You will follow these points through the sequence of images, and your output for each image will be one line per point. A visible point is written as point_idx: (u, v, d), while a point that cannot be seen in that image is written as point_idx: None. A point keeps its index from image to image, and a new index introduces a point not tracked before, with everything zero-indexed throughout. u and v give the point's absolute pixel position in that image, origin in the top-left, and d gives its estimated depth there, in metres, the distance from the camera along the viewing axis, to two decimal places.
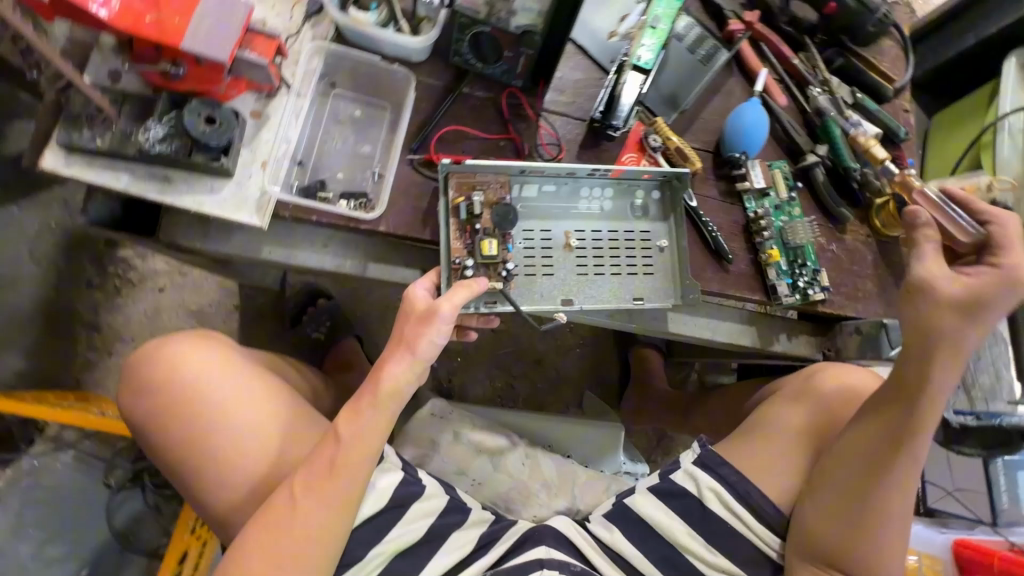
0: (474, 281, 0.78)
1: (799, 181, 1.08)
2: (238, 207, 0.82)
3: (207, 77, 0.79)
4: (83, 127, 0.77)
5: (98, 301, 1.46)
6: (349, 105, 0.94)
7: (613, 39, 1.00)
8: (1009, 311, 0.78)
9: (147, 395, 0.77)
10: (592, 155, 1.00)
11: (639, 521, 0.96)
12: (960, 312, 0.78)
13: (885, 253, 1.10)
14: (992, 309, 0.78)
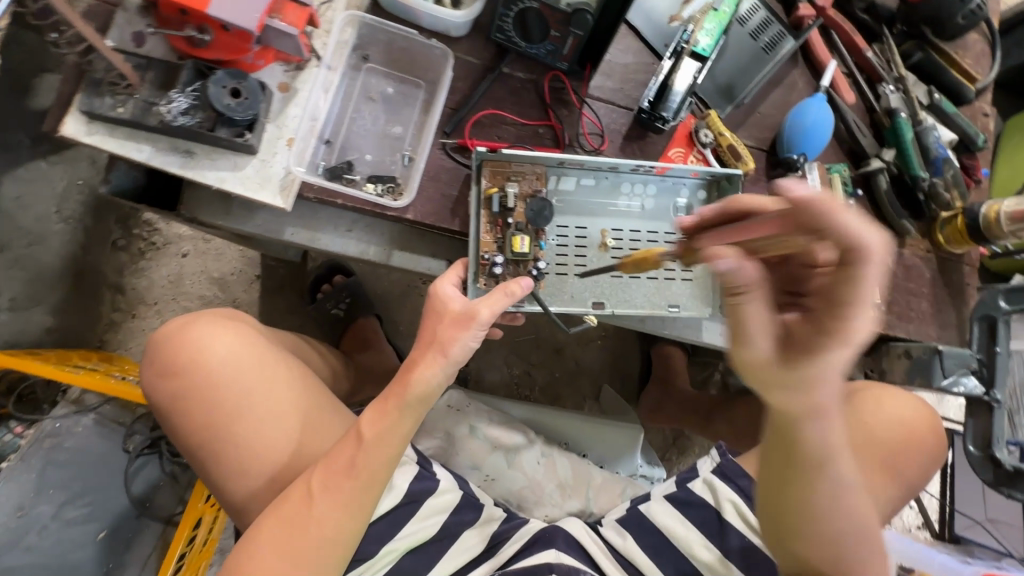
0: (516, 286, 0.73)
1: (858, 188, 1.00)
2: (261, 185, 0.78)
3: (235, 45, 0.74)
4: (105, 94, 0.73)
5: (124, 263, 1.48)
6: (381, 81, 0.88)
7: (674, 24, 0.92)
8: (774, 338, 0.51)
9: (166, 376, 0.73)
10: (638, 147, 0.93)
11: (655, 533, 0.93)
12: (791, 362, 0.52)
13: (945, 271, 1.02)
14: (773, 337, 0.51)
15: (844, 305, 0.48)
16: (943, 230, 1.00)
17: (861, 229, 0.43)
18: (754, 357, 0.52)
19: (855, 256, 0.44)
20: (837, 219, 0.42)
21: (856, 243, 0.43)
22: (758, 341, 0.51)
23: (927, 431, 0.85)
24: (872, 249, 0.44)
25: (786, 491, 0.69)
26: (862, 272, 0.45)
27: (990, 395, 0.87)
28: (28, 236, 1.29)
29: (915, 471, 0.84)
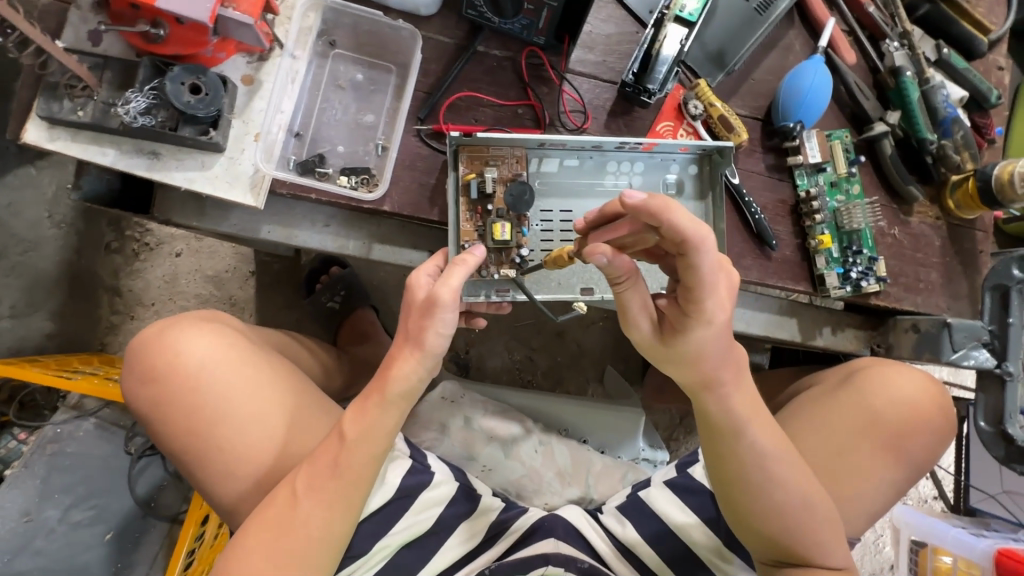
0: (473, 254, 0.68)
1: (862, 154, 0.94)
2: (230, 183, 0.76)
3: (191, 38, 0.71)
4: (63, 97, 0.71)
5: (119, 265, 1.48)
6: (349, 68, 0.83)
7: None
8: (644, 312, 0.60)
9: (142, 383, 0.71)
10: (623, 123, 0.89)
11: (656, 518, 0.91)
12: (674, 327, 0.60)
13: (956, 238, 0.96)
14: (646, 312, 0.60)
15: (694, 290, 0.56)
16: (953, 195, 0.95)
17: (687, 224, 0.50)
18: (639, 335, 0.62)
19: (691, 248, 0.52)
20: (667, 218, 0.50)
21: (685, 237, 0.51)
22: (640, 320, 0.61)
23: (933, 407, 0.81)
24: (698, 239, 0.51)
25: (734, 474, 0.65)
26: (697, 258, 0.52)
27: (1003, 367, 0.82)
28: (23, 243, 1.33)
29: (920, 450, 0.80)
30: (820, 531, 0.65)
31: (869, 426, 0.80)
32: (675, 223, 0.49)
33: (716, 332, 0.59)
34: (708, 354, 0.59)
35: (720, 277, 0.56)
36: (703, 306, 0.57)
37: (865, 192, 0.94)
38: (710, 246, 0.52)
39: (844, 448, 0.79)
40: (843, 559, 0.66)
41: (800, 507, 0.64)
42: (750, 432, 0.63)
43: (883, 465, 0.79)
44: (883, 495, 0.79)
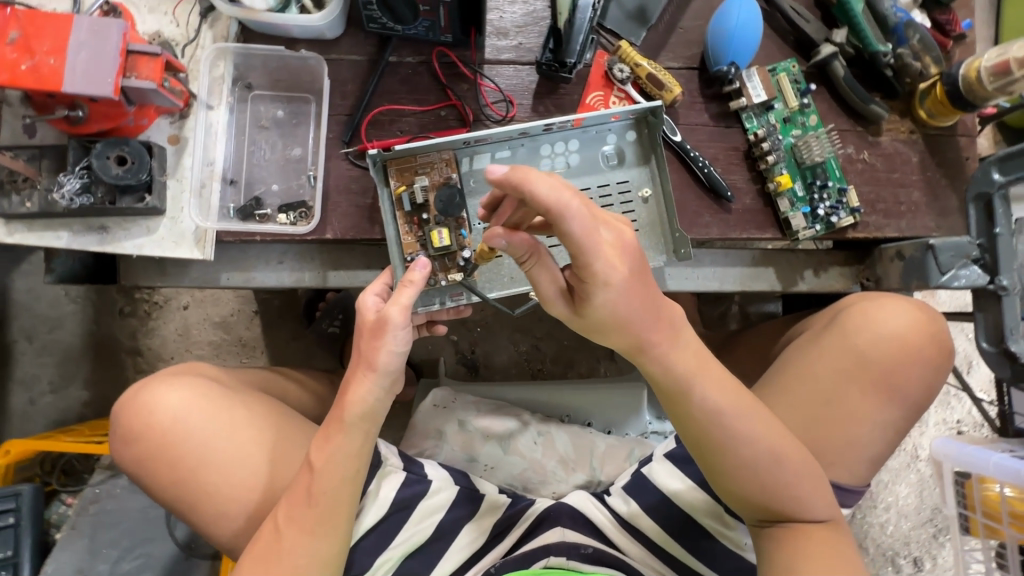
0: (415, 273, 0.69)
1: (813, 82, 0.88)
2: (177, 242, 0.79)
3: (111, 111, 0.73)
4: (10, 193, 0.75)
5: (133, 327, 1.51)
6: (269, 106, 0.86)
7: None
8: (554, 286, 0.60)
9: (128, 442, 0.76)
10: (551, 103, 0.86)
11: (657, 493, 0.91)
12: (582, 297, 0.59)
13: (935, 150, 0.89)
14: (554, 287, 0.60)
15: (579, 256, 0.54)
16: (923, 103, 0.87)
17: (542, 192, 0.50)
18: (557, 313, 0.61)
19: (555, 216, 0.51)
20: (531, 190, 0.50)
21: (547, 207, 0.50)
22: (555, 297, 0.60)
23: (924, 337, 0.76)
24: (563, 205, 0.51)
25: (696, 437, 0.64)
26: (567, 225, 0.51)
27: (995, 282, 0.76)
28: (48, 321, 1.49)
29: (915, 385, 0.75)
30: (794, 484, 0.63)
31: (856, 367, 0.76)
32: (533, 191, 0.49)
33: (620, 294, 0.56)
34: (633, 324, 0.58)
35: (603, 236, 0.54)
36: (601, 273, 0.55)
37: (824, 121, 0.89)
38: (576, 209, 0.51)
39: (831, 395, 0.76)
40: (826, 509, 0.65)
41: (768, 460, 0.63)
42: (702, 394, 0.62)
43: (877, 407, 0.75)
44: (882, 438, 0.75)
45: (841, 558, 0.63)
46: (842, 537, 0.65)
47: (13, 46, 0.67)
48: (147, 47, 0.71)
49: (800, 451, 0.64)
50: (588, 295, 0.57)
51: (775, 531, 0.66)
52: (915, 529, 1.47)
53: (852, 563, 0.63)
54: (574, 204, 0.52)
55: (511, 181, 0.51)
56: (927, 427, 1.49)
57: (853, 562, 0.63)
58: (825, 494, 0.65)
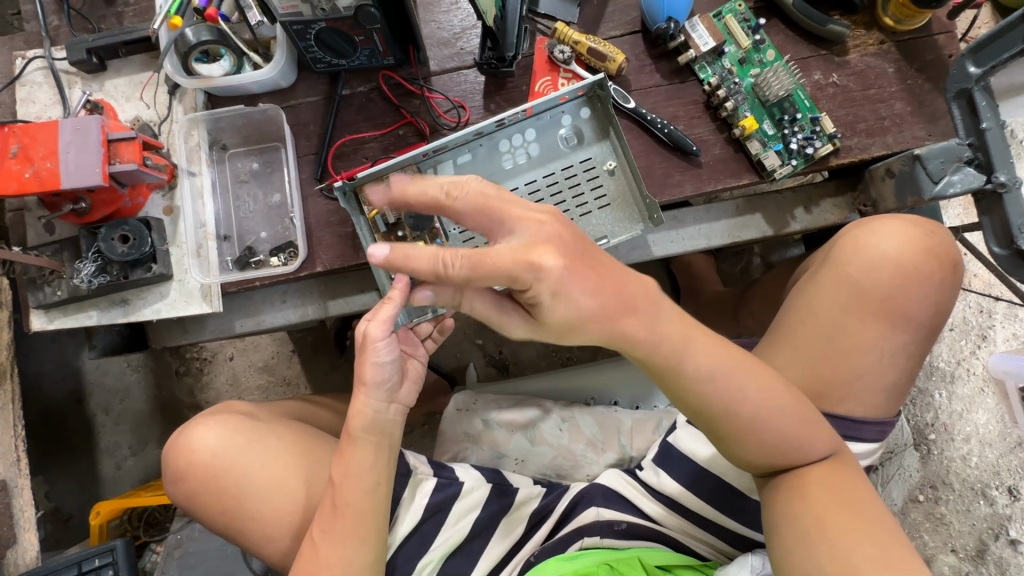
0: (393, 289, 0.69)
1: (763, 17, 0.85)
2: (187, 300, 0.87)
3: (108, 197, 0.82)
4: (43, 286, 0.85)
5: (190, 384, 1.53)
6: (244, 161, 0.93)
7: None
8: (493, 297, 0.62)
9: (180, 482, 0.84)
10: (501, 99, 0.88)
11: (683, 459, 0.90)
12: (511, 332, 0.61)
13: (909, 55, 0.84)
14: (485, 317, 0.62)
15: (507, 278, 0.55)
16: (888, 10, 0.83)
17: (422, 262, 0.55)
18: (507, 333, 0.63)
19: (443, 269, 0.55)
20: (412, 269, 0.55)
21: (429, 271, 0.55)
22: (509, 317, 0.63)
23: (921, 255, 0.73)
24: (438, 264, 0.55)
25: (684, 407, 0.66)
26: (456, 278, 0.55)
27: (993, 180, 0.72)
28: (118, 393, 1.52)
29: (920, 306, 0.72)
30: (788, 434, 0.65)
31: (855, 298, 0.73)
32: (418, 270, 0.55)
33: (565, 286, 0.57)
34: (590, 309, 0.59)
35: (508, 250, 0.55)
36: (529, 282, 0.56)
37: (782, 53, 0.85)
38: (454, 254, 0.55)
39: (833, 330, 0.74)
40: (827, 446, 0.68)
41: (760, 417, 0.65)
42: (674, 369, 0.64)
43: (882, 335, 0.72)
44: (893, 365, 0.73)
45: (845, 490, 0.65)
46: (849, 473, 0.67)
47: (16, 158, 0.77)
48: (124, 134, 0.79)
49: (790, 402, 0.66)
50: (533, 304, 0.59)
51: (777, 482, 0.68)
52: (1004, 456, 1.34)
53: (859, 494, 0.65)
54: (450, 257, 0.55)
55: (394, 262, 0.55)
56: (995, 346, 1.37)
57: (864, 490, 0.66)
58: (822, 433, 0.67)
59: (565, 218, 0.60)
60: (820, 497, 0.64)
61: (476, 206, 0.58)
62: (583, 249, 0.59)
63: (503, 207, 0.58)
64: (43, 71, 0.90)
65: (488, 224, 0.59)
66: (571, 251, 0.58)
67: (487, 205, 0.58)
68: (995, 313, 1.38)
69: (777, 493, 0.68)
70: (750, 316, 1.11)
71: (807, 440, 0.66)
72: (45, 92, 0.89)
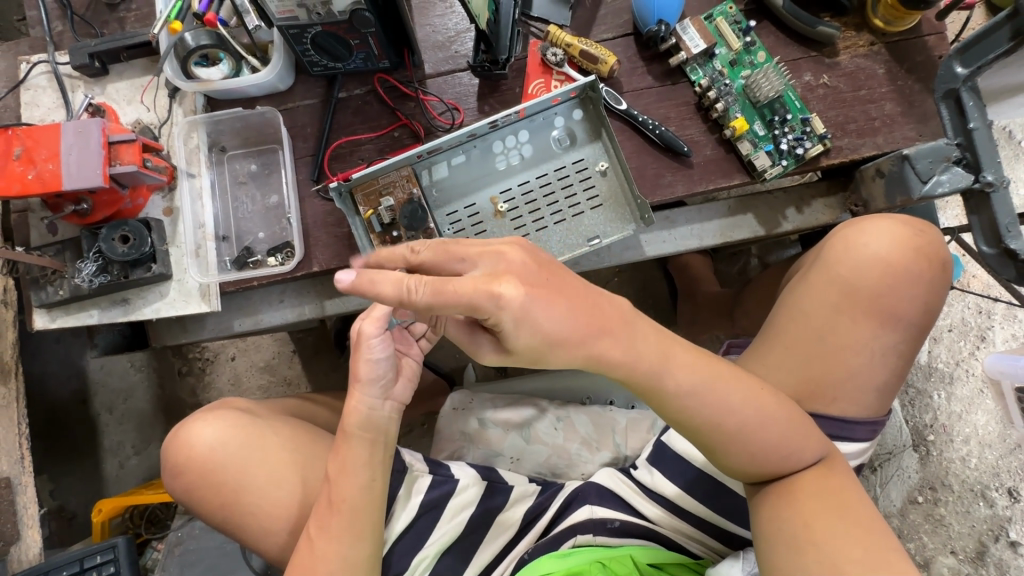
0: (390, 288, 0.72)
1: (754, 19, 0.86)
2: (186, 299, 0.88)
3: (109, 199, 0.84)
4: (46, 285, 0.86)
5: (192, 384, 1.55)
6: (243, 162, 0.94)
7: None
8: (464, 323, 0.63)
9: (179, 478, 0.85)
10: (495, 101, 0.89)
11: (677, 457, 0.90)
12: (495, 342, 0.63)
13: (900, 56, 0.85)
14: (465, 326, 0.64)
15: (470, 307, 0.55)
16: (878, 12, 0.83)
17: (386, 288, 0.54)
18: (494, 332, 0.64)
19: (408, 298, 0.54)
20: (376, 293, 0.54)
21: (395, 299, 0.54)
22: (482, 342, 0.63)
23: (910, 254, 0.73)
24: (403, 286, 0.54)
25: (670, 407, 0.66)
26: (420, 303, 0.54)
27: (981, 180, 0.72)
28: (121, 392, 1.54)
29: (910, 305, 0.73)
30: (774, 437, 0.66)
31: (846, 298, 0.74)
32: (385, 296, 0.54)
33: (530, 314, 0.56)
34: (560, 333, 0.58)
35: (468, 282, 0.55)
36: (491, 310, 0.55)
37: (773, 55, 0.86)
38: (419, 281, 0.54)
39: (824, 329, 0.74)
40: (814, 449, 0.68)
41: (745, 419, 0.65)
42: (659, 374, 0.64)
43: (873, 334, 0.73)
44: (883, 364, 0.73)
45: (833, 492, 0.66)
46: (838, 474, 0.68)
47: (19, 160, 0.78)
48: (124, 136, 0.81)
49: (774, 404, 0.67)
50: (499, 332, 0.58)
51: (767, 484, 0.69)
52: (1003, 458, 1.34)
53: (847, 496, 0.66)
54: (415, 281, 0.55)
55: (360, 288, 0.54)
56: (994, 346, 1.37)
57: (852, 492, 0.67)
58: (810, 434, 0.68)
59: (527, 245, 0.60)
60: (806, 501, 0.65)
61: (438, 251, 0.58)
62: (546, 276, 0.59)
63: (465, 247, 0.59)
64: (48, 75, 0.92)
65: (451, 262, 0.59)
66: (535, 277, 0.58)
67: (448, 247, 0.59)
68: (994, 314, 1.38)
69: (764, 500, 0.69)
70: (746, 317, 1.12)
71: (796, 443, 0.67)
72: (49, 95, 0.91)
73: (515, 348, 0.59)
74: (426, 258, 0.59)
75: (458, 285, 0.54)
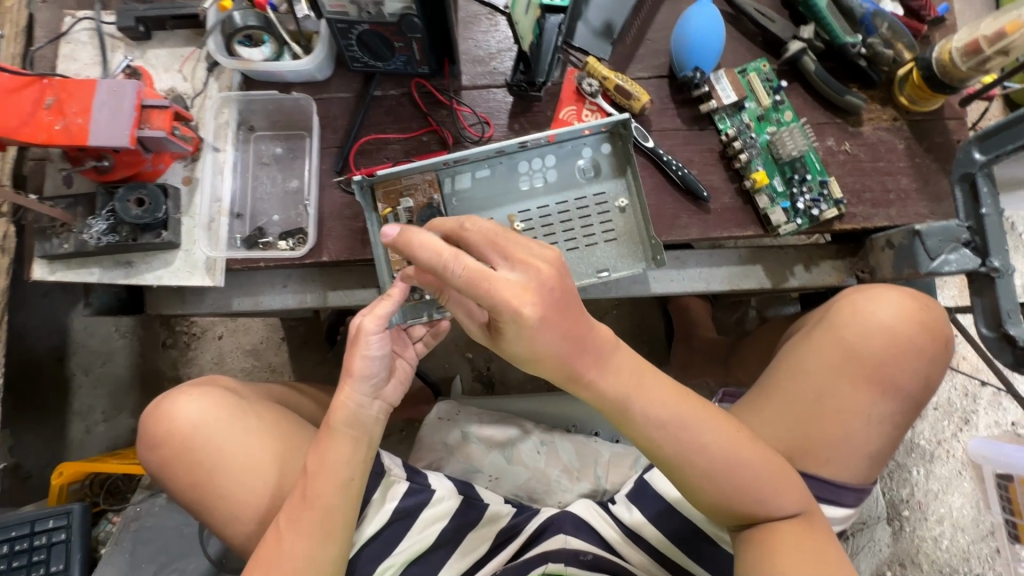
0: (392, 288, 0.74)
1: (785, 79, 0.89)
2: (191, 271, 0.88)
3: (131, 160, 0.84)
4: (51, 237, 0.86)
5: (174, 357, 1.53)
6: (269, 144, 0.95)
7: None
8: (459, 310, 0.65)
9: (154, 451, 0.83)
10: (526, 121, 0.91)
11: (657, 497, 0.89)
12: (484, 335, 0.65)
13: (920, 133, 0.88)
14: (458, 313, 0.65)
15: (484, 302, 0.57)
16: (904, 90, 0.86)
17: (426, 254, 0.57)
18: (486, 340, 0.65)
19: (438, 270, 0.57)
20: (413, 255, 0.57)
21: (428, 265, 0.57)
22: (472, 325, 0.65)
23: (915, 328, 0.74)
24: (439, 258, 0.56)
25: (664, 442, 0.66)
26: (451, 279, 0.56)
27: (987, 265, 0.75)
28: (100, 355, 1.52)
29: (910, 377, 0.74)
30: (757, 486, 0.66)
31: (848, 361, 0.74)
32: (417, 260, 0.58)
33: (534, 330, 0.58)
34: (551, 353, 0.60)
35: (499, 283, 0.56)
36: (505, 316, 0.57)
37: (800, 116, 0.89)
38: (457, 262, 0.56)
39: (825, 389, 0.75)
40: (795, 504, 0.68)
41: (730, 464, 0.66)
42: (647, 405, 0.64)
43: (872, 401, 0.74)
44: (879, 432, 0.74)
45: (814, 550, 0.65)
46: (819, 532, 0.67)
47: (49, 110, 0.78)
48: (158, 102, 0.82)
49: (759, 452, 0.67)
50: (502, 331, 0.61)
51: (750, 534, 0.69)
52: (975, 543, 1.34)
53: (827, 554, 0.65)
54: (454, 260, 0.56)
55: (404, 241, 0.59)
56: (977, 430, 1.38)
57: (834, 553, 0.66)
58: (793, 489, 0.68)
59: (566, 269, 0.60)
60: (782, 553, 0.64)
61: (489, 239, 0.59)
62: (569, 303, 0.59)
63: (514, 246, 0.59)
64: (90, 32, 0.93)
65: (496, 255, 0.59)
66: (561, 300, 0.59)
67: (498, 240, 0.59)
68: (979, 398, 1.39)
69: (746, 547, 0.69)
70: (741, 367, 1.12)
71: (780, 495, 0.67)
72: (88, 52, 0.92)
73: (504, 341, 0.62)
74: (472, 238, 0.60)
75: (487, 283, 0.56)
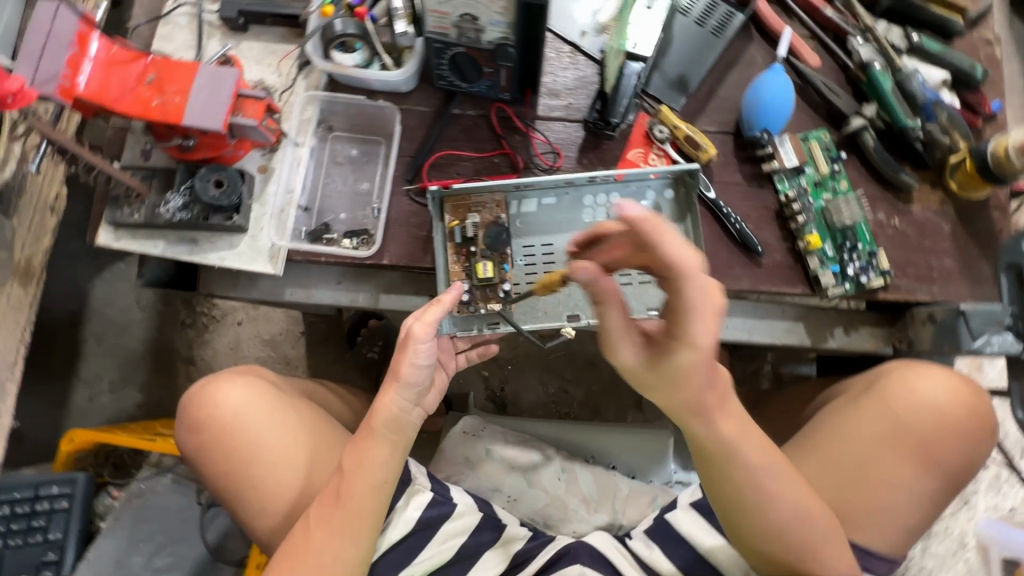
0: (443, 294, 0.78)
1: (844, 150, 0.93)
2: (253, 257, 0.89)
3: (214, 142, 0.86)
4: (124, 205, 0.88)
5: (190, 338, 1.53)
6: (346, 145, 0.99)
7: (591, 37, 0.98)
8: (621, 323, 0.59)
9: (195, 432, 0.84)
10: (595, 157, 0.95)
11: (678, 538, 0.89)
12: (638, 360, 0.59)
13: (965, 218, 0.92)
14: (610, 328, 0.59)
15: (685, 317, 0.55)
16: (954, 176, 0.91)
17: (677, 250, 0.51)
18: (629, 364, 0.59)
19: (679, 272, 0.52)
20: (664, 246, 0.51)
21: (674, 262, 0.51)
22: (624, 345, 0.59)
23: (961, 409, 0.77)
24: (682, 266, 0.51)
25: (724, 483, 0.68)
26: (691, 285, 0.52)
27: None
28: (117, 326, 1.51)
29: (951, 455, 0.76)
30: (799, 536, 0.69)
31: (894, 431, 0.77)
32: (664, 251, 0.51)
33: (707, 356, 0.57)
34: (690, 384, 0.58)
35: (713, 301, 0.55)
36: (697, 337, 0.55)
37: (855, 187, 0.93)
38: (697, 271, 0.52)
39: (868, 456, 0.77)
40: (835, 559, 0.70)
41: (779, 512, 0.68)
42: (724, 446, 0.65)
43: (913, 473, 0.76)
44: (915, 504, 0.76)
45: None
46: None
47: (149, 86, 0.81)
48: (254, 93, 0.86)
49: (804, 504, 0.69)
50: (668, 353, 0.57)
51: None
52: None
53: None
54: (698, 267, 0.53)
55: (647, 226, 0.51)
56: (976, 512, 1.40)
57: None
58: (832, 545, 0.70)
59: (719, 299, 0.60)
60: None
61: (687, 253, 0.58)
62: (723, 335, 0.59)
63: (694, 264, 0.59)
64: (188, 16, 0.96)
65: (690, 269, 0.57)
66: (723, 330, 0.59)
67: None
68: (982, 480, 1.42)
69: None
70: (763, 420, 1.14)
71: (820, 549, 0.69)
72: (184, 34, 0.96)
73: (665, 364, 0.58)
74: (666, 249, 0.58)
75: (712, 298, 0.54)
